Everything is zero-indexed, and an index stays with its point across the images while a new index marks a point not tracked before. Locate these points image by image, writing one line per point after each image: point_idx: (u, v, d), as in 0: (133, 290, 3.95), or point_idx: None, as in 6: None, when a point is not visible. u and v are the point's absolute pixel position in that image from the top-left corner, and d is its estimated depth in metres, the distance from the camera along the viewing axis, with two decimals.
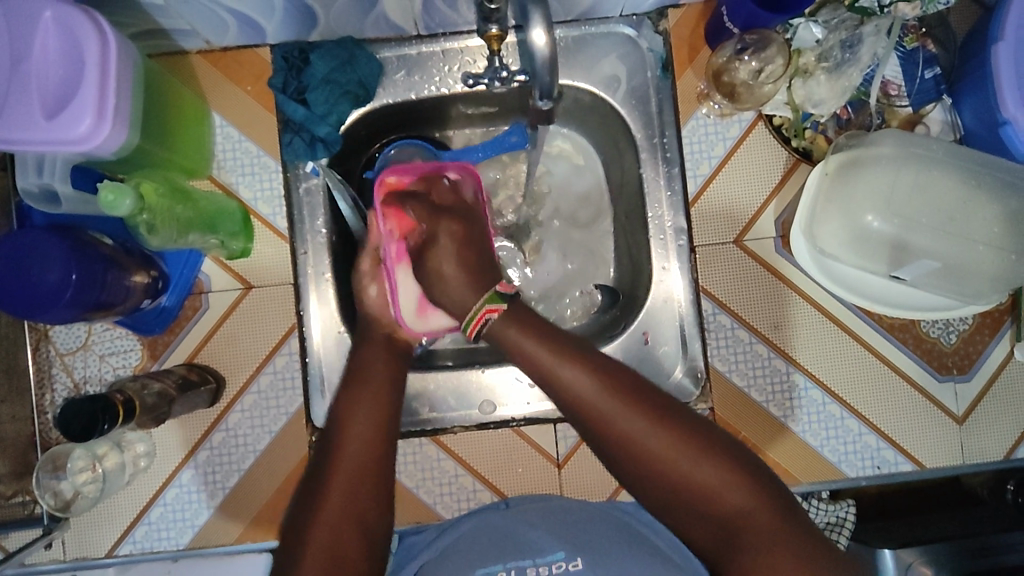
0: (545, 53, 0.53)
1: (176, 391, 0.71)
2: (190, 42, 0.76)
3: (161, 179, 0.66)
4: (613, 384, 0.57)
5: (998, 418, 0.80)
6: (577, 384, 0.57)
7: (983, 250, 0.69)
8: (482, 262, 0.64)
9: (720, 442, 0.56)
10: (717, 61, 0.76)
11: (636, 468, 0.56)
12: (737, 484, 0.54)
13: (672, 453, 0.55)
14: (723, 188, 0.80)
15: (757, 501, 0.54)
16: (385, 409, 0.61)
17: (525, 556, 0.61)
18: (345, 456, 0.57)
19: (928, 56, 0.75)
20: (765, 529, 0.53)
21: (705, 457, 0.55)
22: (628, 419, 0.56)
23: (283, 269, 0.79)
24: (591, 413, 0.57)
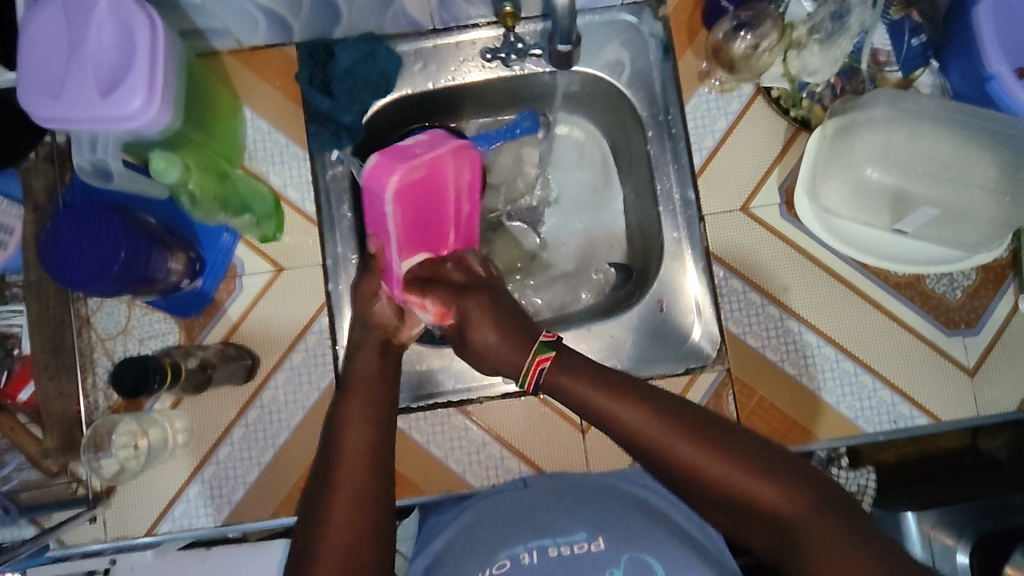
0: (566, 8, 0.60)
1: (215, 359, 0.77)
2: (222, 42, 0.82)
3: (202, 158, 0.70)
4: (656, 410, 0.59)
5: (1009, 369, 0.82)
6: (624, 419, 0.60)
7: (979, 194, 0.74)
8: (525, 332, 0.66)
9: (775, 459, 0.56)
10: (714, 38, 0.81)
11: (704, 499, 0.57)
12: (803, 499, 0.54)
13: (731, 479, 0.55)
14: (727, 159, 0.84)
15: (828, 515, 0.53)
16: (379, 420, 0.61)
17: (546, 537, 0.62)
18: (345, 477, 0.56)
19: (914, 25, 0.78)
20: (826, 533, 0.52)
21: (765, 470, 0.55)
22: (681, 451, 0.57)
23: (312, 252, 0.83)
24: (645, 450, 0.59)
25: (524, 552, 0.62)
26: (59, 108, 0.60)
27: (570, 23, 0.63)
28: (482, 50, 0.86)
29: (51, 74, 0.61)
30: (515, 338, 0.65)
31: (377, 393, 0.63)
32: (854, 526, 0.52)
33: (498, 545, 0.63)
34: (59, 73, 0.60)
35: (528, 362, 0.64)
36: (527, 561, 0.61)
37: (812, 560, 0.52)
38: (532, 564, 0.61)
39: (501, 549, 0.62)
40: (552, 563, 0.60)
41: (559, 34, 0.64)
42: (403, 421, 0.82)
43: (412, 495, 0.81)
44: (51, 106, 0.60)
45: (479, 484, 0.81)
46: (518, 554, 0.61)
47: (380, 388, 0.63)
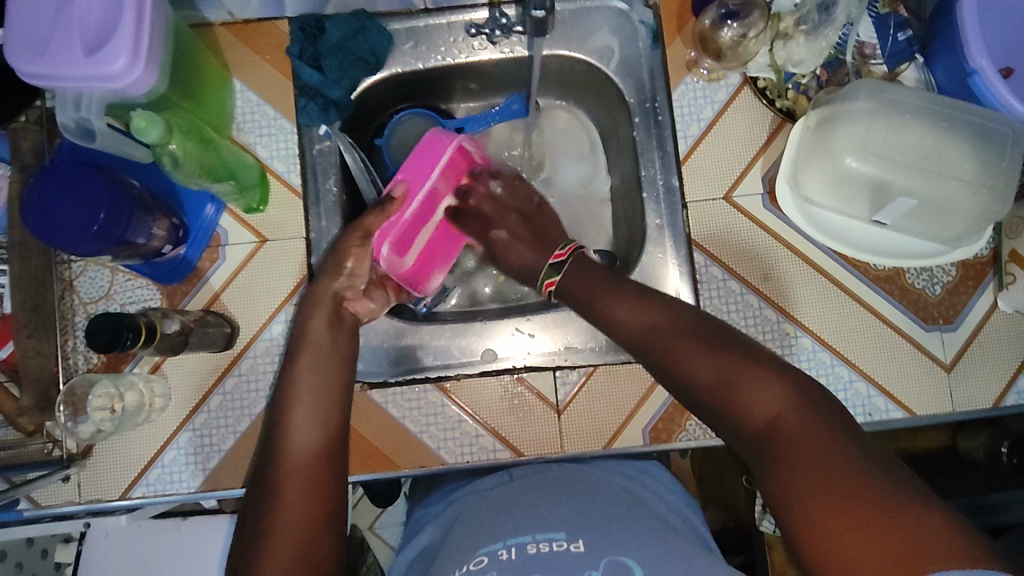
0: None
1: (193, 324, 0.77)
2: (215, 13, 0.83)
3: (187, 122, 0.71)
4: (663, 315, 0.65)
5: (987, 366, 0.82)
6: (632, 322, 0.66)
7: (957, 186, 0.73)
8: (550, 240, 0.79)
9: (770, 364, 0.58)
10: (702, 25, 0.81)
11: (695, 395, 0.61)
12: (786, 402, 0.55)
13: (721, 376, 0.59)
14: (712, 147, 0.84)
15: (808, 418, 0.53)
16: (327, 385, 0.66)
17: (524, 534, 0.62)
18: (294, 452, 0.60)
19: (899, 20, 0.80)
20: (807, 434, 0.52)
21: (755, 372, 0.57)
22: (680, 349, 0.62)
23: (296, 224, 0.83)
24: (648, 348, 0.65)
25: (503, 548, 0.61)
26: (43, 64, 0.60)
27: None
28: (469, 26, 0.86)
29: (38, 32, 0.61)
30: (531, 241, 0.79)
31: (328, 355, 0.68)
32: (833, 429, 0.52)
33: (475, 543, 0.63)
34: (46, 31, 0.61)
35: (540, 280, 0.77)
36: (505, 556, 0.60)
37: (785, 453, 0.52)
38: (508, 559, 0.59)
39: (479, 546, 0.62)
40: (530, 559, 0.59)
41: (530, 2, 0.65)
42: (379, 396, 0.82)
43: (387, 469, 0.81)
44: (36, 63, 0.60)
45: (453, 461, 0.81)
46: (496, 550, 0.61)
47: (332, 353, 0.68)
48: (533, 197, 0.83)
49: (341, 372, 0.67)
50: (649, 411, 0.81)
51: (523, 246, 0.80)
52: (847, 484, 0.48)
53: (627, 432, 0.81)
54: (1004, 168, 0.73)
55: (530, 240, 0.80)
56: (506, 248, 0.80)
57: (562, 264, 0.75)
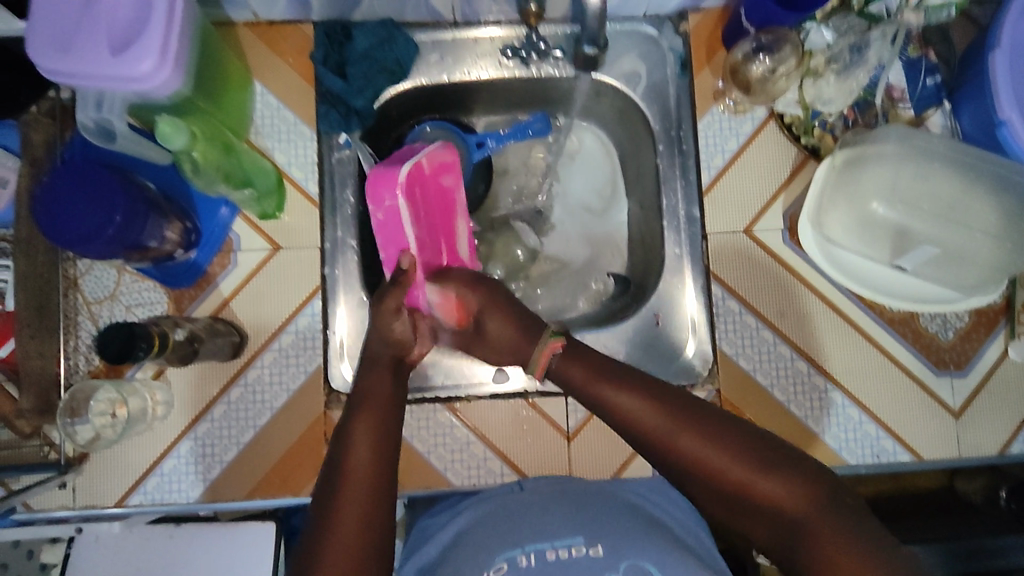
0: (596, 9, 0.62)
1: (203, 333, 0.76)
2: (239, 13, 0.81)
3: (209, 129, 0.69)
4: (661, 403, 0.63)
5: (993, 413, 0.83)
6: (636, 417, 0.63)
7: (981, 238, 0.75)
8: (535, 325, 0.71)
9: (779, 455, 0.59)
10: (733, 58, 0.81)
11: (701, 486, 0.60)
12: (798, 493, 0.56)
13: (739, 476, 0.58)
14: (735, 180, 0.84)
15: (826, 509, 0.55)
16: (386, 435, 0.64)
17: (542, 541, 0.63)
18: (351, 481, 0.59)
19: (929, 65, 0.80)
20: (829, 528, 0.54)
21: (767, 465, 0.58)
22: (689, 441, 0.60)
23: (311, 234, 0.82)
24: (655, 444, 0.62)
25: (521, 554, 0.62)
26: (67, 62, 0.58)
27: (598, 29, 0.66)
28: (504, 47, 0.86)
29: (63, 27, 0.59)
30: (519, 322, 0.71)
31: (388, 403, 0.67)
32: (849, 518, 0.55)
33: (492, 547, 0.65)
34: (72, 27, 0.59)
35: (540, 348, 0.69)
36: (524, 563, 0.62)
37: (816, 554, 0.54)
38: (528, 566, 0.61)
39: (497, 552, 0.63)
40: (547, 567, 0.61)
41: (587, 37, 0.67)
42: None
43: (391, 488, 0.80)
44: (60, 61, 0.58)
45: (459, 483, 0.80)
46: (514, 557, 0.62)
47: (391, 403, 0.67)
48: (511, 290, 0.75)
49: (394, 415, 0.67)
50: None
51: (514, 330, 0.72)
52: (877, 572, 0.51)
53: (637, 461, 0.81)
54: None
55: (518, 321, 0.72)
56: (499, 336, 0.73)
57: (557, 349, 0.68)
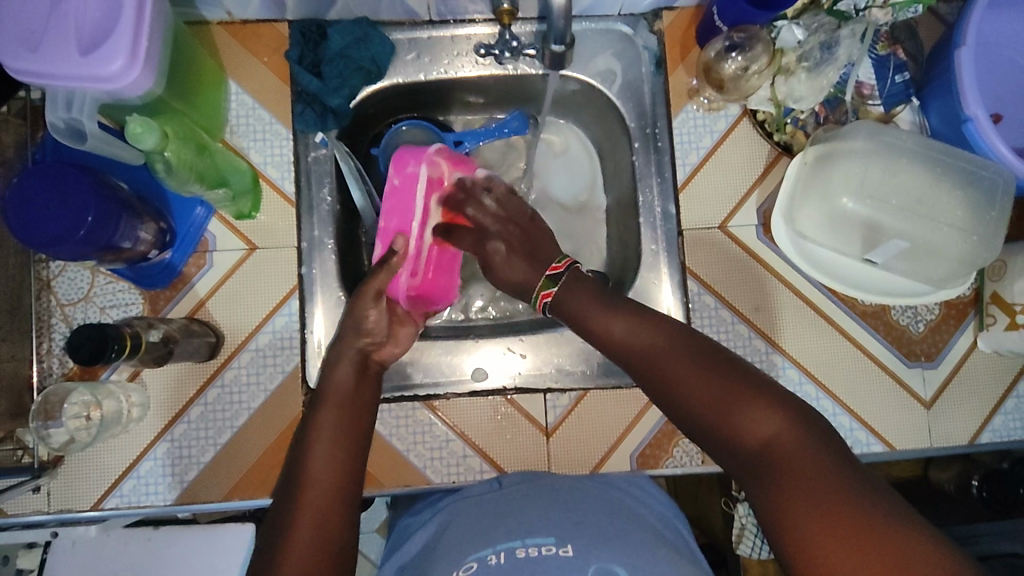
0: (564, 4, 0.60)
1: (179, 334, 0.75)
2: (213, 12, 0.81)
3: (183, 128, 0.69)
4: (652, 331, 0.65)
5: (963, 404, 0.84)
6: (628, 339, 0.66)
7: (948, 231, 0.74)
8: (545, 252, 0.75)
9: (760, 385, 0.58)
10: (706, 56, 0.81)
11: (683, 415, 0.61)
12: (776, 422, 0.56)
13: (718, 399, 0.58)
14: (710, 177, 0.85)
15: (802, 441, 0.54)
16: (348, 437, 0.64)
17: (513, 538, 0.63)
18: (312, 489, 0.59)
19: (898, 62, 0.82)
20: (800, 458, 0.53)
21: (747, 395, 0.58)
22: (673, 366, 0.62)
23: (287, 233, 0.82)
24: (644, 366, 0.64)
25: (493, 554, 0.62)
26: (34, 61, 0.58)
27: (565, 28, 0.64)
28: (476, 46, 0.86)
29: (29, 26, 0.59)
30: (525, 252, 0.75)
31: (351, 407, 0.66)
32: (826, 453, 0.53)
33: (465, 550, 0.65)
34: (39, 26, 0.59)
35: (540, 284, 0.72)
36: (494, 562, 0.61)
37: (781, 478, 0.53)
38: (498, 565, 0.61)
39: (470, 552, 0.64)
40: (519, 563, 0.60)
41: (553, 36, 0.65)
42: None
43: (370, 487, 0.80)
44: (27, 59, 0.58)
45: (439, 481, 0.80)
46: (485, 555, 0.62)
47: (355, 406, 0.67)
48: (526, 210, 0.79)
49: (358, 419, 0.66)
50: (638, 436, 0.82)
51: (522, 262, 0.75)
52: (841, 499, 0.50)
53: (616, 455, 0.81)
54: (994, 216, 0.74)
55: (525, 254, 0.75)
56: (505, 268, 0.75)
57: (559, 277, 0.71)
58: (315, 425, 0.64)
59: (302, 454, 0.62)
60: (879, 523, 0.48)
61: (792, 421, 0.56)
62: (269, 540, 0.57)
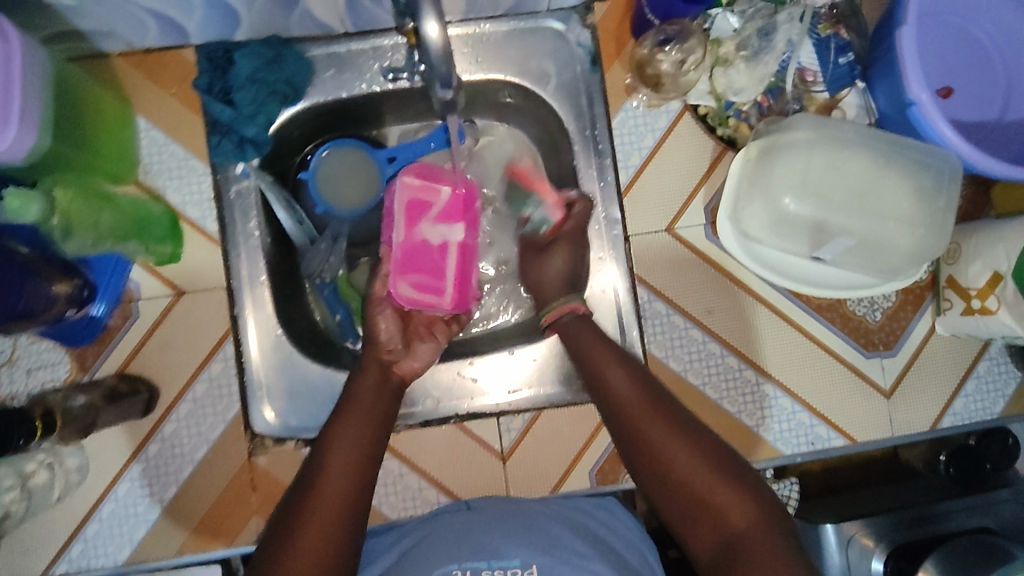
0: (439, 45, 0.46)
1: (103, 401, 0.70)
2: (110, 44, 0.75)
3: (78, 185, 0.65)
4: (645, 386, 0.65)
5: (923, 390, 0.83)
6: (625, 388, 0.66)
7: (895, 226, 0.72)
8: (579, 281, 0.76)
9: (741, 470, 0.60)
10: (639, 52, 0.78)
11: (655, 475, 0.62)
12: (746, 507, 0.58)
13: (704, 484, 0.59)
14: (654, 178, 0.81)
15: (768, 534, 0.57)
16: (368, 452, 0.62)
17: (479, 558, 0.62)
18: (321, 507, 0.57)
19: (840, 43, 0.77)
20: (767, 552, 0.56)
21: (725, 475, 0.59)
22: (658, 429, 0.62)
23: (215, 275, 0.79)
24: (632, 427, 0.63)
25: (457, 570, 0.61)
26: None
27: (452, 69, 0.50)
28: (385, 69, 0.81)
29: None
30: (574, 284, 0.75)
31: (374, 422, 0.64)
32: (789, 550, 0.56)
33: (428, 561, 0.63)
34: None
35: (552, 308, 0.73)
36: None
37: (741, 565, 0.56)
38: None
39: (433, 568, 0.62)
40: None
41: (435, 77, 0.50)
42: None
43: None
44: None
45: (396, 516, 0.79)
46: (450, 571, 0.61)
47: (378, 420, 0.64)
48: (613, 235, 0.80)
49: (377, 433, 0.64)
50: (595, 453, 0.81)
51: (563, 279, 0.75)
52: None
53: (575, 472, 0.80)
54: (942, 207, 0.72)
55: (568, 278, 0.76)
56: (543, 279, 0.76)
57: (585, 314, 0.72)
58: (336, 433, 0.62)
59: (318, 469, 0.60)
60: None
61: (763, 510, 0.58)
62: (265, 558, 0.56)
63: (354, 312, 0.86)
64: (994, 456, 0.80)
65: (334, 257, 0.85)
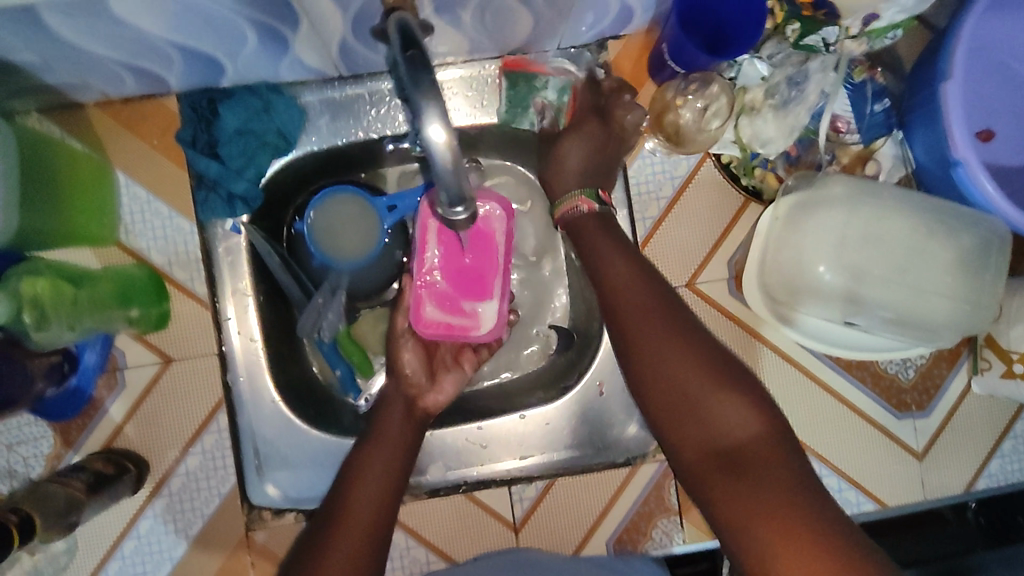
0: (447, 153, 0.39)
1: (84, 493, 0.64)
2: (85, 96, 0.69)
3: (46, 268, 0.61)
4: (645, 282, 0.60)
5: (958, 451, 0.78)
6: (624, 274, 0.61)
7: (937, 301, 0.67)
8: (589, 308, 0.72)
9: (749, 390, 0.53)
10: (661, 100, 0.72)
11: (641, 373, 0.56)
12: (750, 424, 0.51)
13: (688, 372, 0.54)
14: (674, 229, 0.75)
15: (775, 452, 0.50)
16: (393, 483, 0.60)
17: None
18: (347, 530, 0.55)
19: (876, 89, 0.72)
20: (763, 463, 0.49)
21: (724, 390, 0.53)
22: (652, 329, 0.57)
23: (205, 340, 0.74)
24: (623, 323, 0.58)
25: None
26: None
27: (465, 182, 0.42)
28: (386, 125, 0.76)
29: None
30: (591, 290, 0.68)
31: (400, 450, 0.63)
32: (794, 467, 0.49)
33: None
34: None
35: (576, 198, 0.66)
36: None
37: (737, 470, 0.50)
38: None
39: None
40: None
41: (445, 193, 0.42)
42: None
43: None
44: None
45: None
46: None
47: (403, 454, 0.63)
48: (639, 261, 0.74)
49: (403, 462, 0.62)
50: (611, 521, 0.77)
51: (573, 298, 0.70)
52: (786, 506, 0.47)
53: (592, 541, 0.76)
54: (987, 280, 0.67)
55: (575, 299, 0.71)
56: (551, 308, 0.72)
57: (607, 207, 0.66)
58: (359, 466, 0.60)
59: (343, 492, 0.58)
60: (819, 524, 0.46)
61: (771, 427, 0.51)
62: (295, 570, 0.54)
63: (356, 365, 0.81)
64: None
65: (331, 312, 0.78)
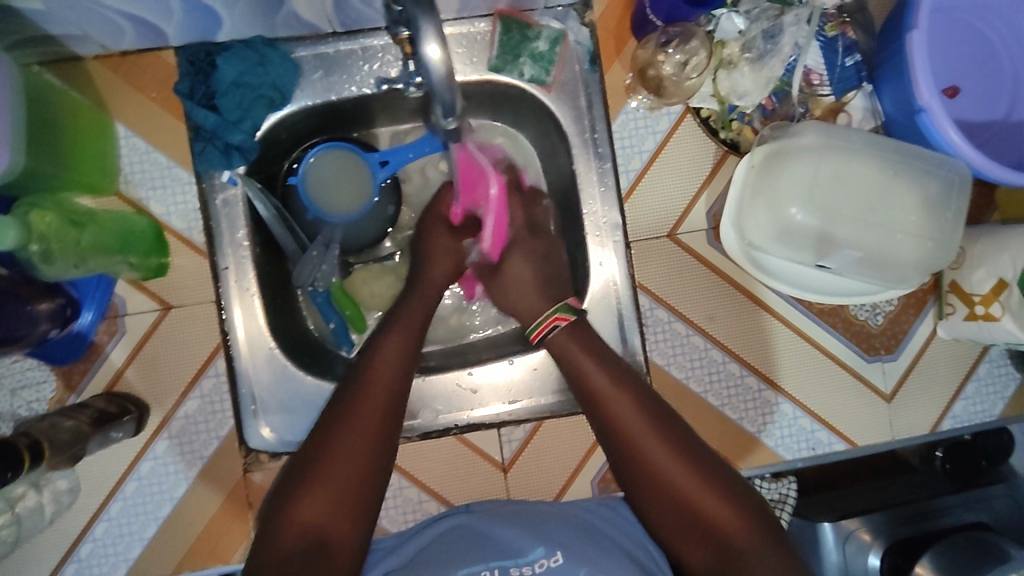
0: (442, 66, 0.51)
1: (91, 425, 0.68)
2: (85, 48, 0.71)
3: (51, 206, 0.62)
4: (639, 403, 0.65)
5: (924, 393, 0.83)
6: (614, 400, 0.65)
7: (903, 239, 0.72)
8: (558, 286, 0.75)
9: (731, 486, 0.62)
10: (643, 54, 0.76)
11: (637, 468, 0.63)
12: (736, 522, 0.60)
13: (684, 481, 0.61)
14: (655, 182, 0.79)
15: (753, 531, 0.60)
16: (406, 364, 0.67)
17: (506, 556, 0.61)
18: (364, 404, 0.63)
19: (847, 43, 0.77)
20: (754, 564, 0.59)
21: (710, 484, 0.61)
22: (649, 445, 0.63)
23: (203, 288, 0.76)
24: (620, 441, 0.64)
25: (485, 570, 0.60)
26: None
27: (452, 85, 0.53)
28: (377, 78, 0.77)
29: None
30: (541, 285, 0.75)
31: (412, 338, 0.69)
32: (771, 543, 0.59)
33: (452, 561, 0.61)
34: None
35: (542, 319, 0.71)
36: None
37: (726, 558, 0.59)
38: None
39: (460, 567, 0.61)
40: None
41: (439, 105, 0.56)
42: None
43: None
44: None
45: (396, 529, 0.78)
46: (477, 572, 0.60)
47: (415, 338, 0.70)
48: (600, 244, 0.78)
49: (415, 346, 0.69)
50: (597, 463, 0.80)
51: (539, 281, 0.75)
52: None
53: (578, 482, 0.79)
54: (949, 218, 0.72)
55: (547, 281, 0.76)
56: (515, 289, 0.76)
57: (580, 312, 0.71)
58: (373, 376, 0.65)
59: (363, 368, 0.66)
60: None
61: (748, 515, 0.60)
62: (303, 467, 0.61)
63: (349, 319, 0.83)
64: (990, 452, 0.81)
65: (326, 264, 0.79)
